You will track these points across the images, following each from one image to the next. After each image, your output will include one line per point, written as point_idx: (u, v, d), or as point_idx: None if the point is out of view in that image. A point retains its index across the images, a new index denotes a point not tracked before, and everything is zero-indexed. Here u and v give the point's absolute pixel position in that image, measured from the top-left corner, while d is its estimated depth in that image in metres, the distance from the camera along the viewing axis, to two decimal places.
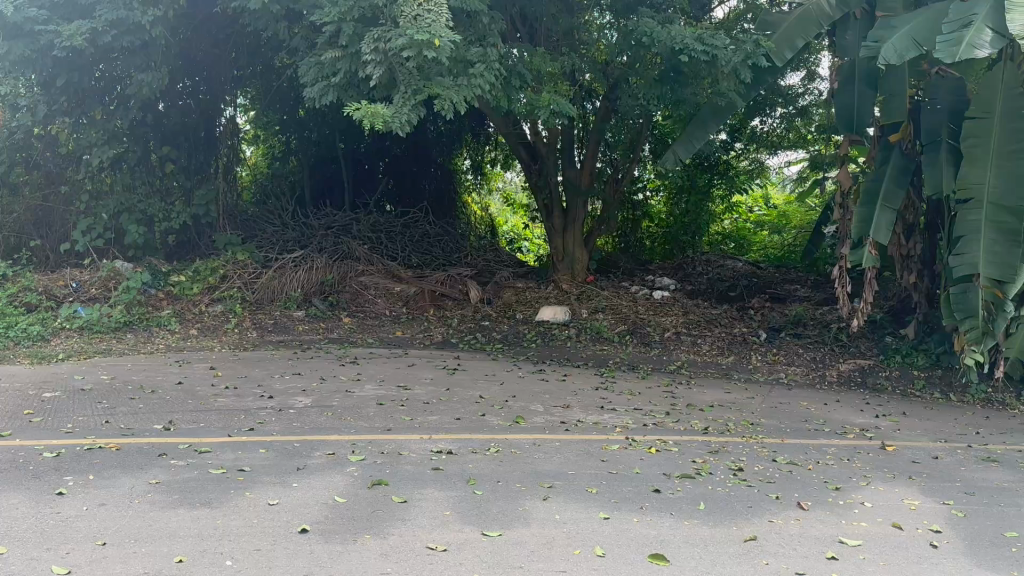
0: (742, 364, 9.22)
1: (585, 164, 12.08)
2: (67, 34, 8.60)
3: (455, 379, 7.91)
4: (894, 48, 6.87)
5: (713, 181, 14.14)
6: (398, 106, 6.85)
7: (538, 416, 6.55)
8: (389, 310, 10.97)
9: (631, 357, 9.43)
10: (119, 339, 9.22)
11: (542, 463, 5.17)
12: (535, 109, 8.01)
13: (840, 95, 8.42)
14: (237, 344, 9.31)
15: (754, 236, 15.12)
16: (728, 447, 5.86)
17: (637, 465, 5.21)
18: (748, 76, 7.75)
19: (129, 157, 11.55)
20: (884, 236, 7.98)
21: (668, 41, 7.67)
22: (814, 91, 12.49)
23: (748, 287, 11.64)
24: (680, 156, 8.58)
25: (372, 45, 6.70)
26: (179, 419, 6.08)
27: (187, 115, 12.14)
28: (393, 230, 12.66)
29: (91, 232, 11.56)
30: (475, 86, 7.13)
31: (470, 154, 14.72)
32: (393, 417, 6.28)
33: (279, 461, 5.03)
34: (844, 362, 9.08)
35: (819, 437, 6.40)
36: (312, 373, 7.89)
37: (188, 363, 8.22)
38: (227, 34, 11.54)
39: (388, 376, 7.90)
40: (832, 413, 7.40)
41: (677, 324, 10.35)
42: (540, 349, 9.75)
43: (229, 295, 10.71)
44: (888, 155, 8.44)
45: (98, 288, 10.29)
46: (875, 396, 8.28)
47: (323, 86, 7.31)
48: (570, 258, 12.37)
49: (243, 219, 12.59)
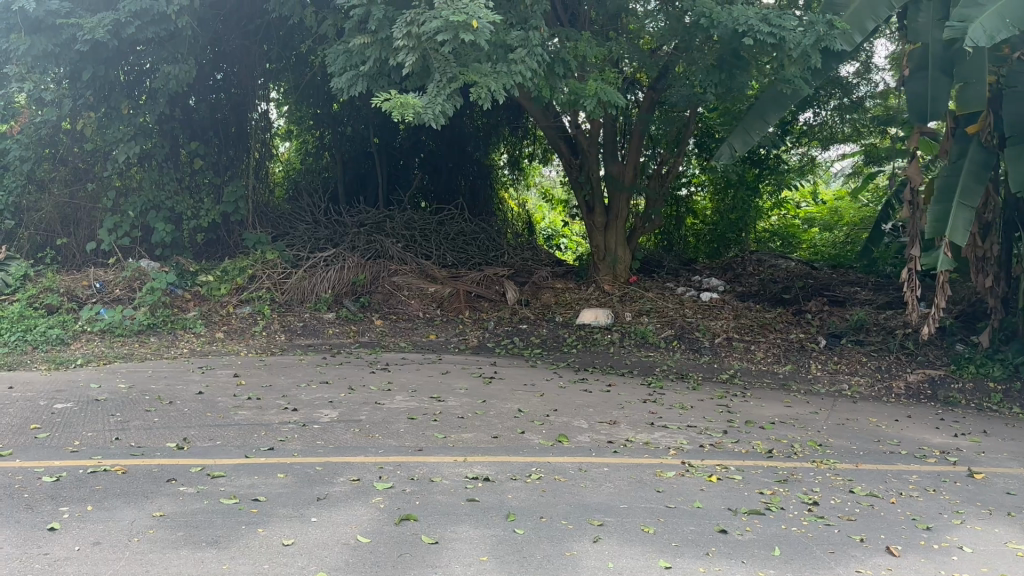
0: (800, 373, 8.58)
1: (628, 159, 11.43)
2: (88, 27, 8.08)
3: (491, 389, 7.39)
4: (984, 26, 6.13)
5: (763, 177, 13.27)
6: (432, 95, 6.35)
7: (582, 434, 5.99)
8: (422, 312, 10.49)
9: (679, 365, 8.82)
10: (142, 342, 8.84)
11: (589, 495, 4.61)
12: (580, 99, 7.45)
13: (914, 82, 7.70)
14: (264, 349, 8.88)
15: (804, 233, 14.51)
16: (798, 475, 5.26)
17: (697, 498, 4.64)
18: (818, 60, 7.04)
19: (157, 153, 11.19)
20: (960, 237, 7.24)
21: (730, 23, 7.05)
22: (870, 82, 11.76)
23: (804, 289, 10.91)
24: (736, 151, 7.91)
25: (404, 29, 6.18)
26: (194, 435, 5.63)
27: (218, 111, 11.89)
28: (428, 228, 12.15)
29: (117, 230, 11.18)
30: (515, 73, 6.59)
31: (508, 149, 14.18)
32: (425, 435, 5.76)
33: (299, 489, 4.55)
34: (912, 372, 8.39)
35: (895, 462, 5.76)
36: (340, 381, 7.40)
37: (211, 369, 7.80)
38: (257, 25, 11.10)
39: (420, 386, 7.37)
40: (906, 431, 6.74)
41: (728, 328, 9.72)
42: (582, 355, 9.19)
43: (257, 297, 10.28)
44: (965, 148, 7.73)
45: (123, 288, 9.94)
46: (949, 410, 7.58)
47: (352, 75, 6.87)
48: (612, 257, 11.70)
49: (273, 216, 12.19)
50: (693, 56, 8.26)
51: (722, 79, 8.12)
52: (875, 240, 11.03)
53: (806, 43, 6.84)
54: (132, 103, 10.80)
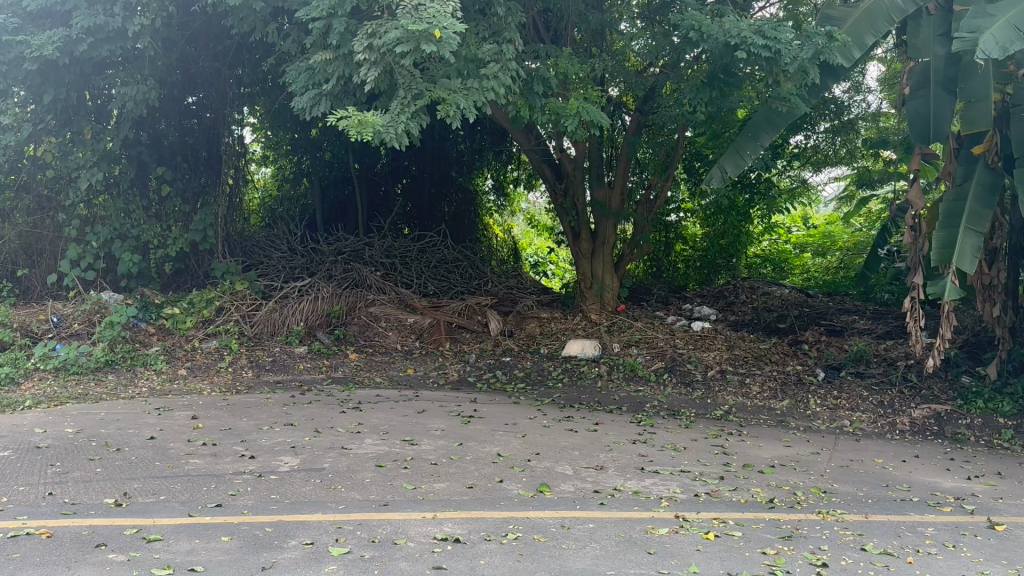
0: (799, 410, 8.11)
1: (616, 184, 11.03)
2: (36, 45, 7.59)
3: (470, 430, 6.86)
4: (994, 37, 5.72)
5: (752, 201, 12.82)
6: (395, 113, 6.00)
7: (566, 482, 5.47)
8: (401, 344, 9.99)
9: (671, 401, 8.33)
10: (98, 380, 8.30)
11: (572, 559, 4.10)
12: (561, 119, 7.04)
13: (914, 101, 7.25)
14: (228, 386, 8.33)
15: (796, 258, 14.16)
16: (804, 529, 4.78)
17: (693, 561, 4.14)
18: (816, 75, 6.69)
19: (123, 179, 10.70)
20: (968, 264, 6.83)
21: (721, 37, 6.67)
22: (859, 103, 11.46)
23: (800, 317, 10.43)
24: (728, 173, 7.41)
25: (364, 41, 5.78)
26: (136, 489, 5.10)
27: (188, 135, 11.43)
28: (409, 255, 11.69)
29: (80, 262, 10.65)
30: (487, 89, 6.22)
31: (492, 175, 13.76)
32: (393, 486, 5.24)
33: (243, 556, 4.02)
34: (916, 407, 7.93)
35: (908, 512, 5.27)
36: (307, 423, 6.85)
37: (170, 410, 7.26)
38: (226, 46, 10.68)
39: (393, 427, 6.84)
40: (914, 474, 6.27)
41: (721, 361, 9.24)
42: (568, 390, 8.68)
43: (224, 330, 9.76)
44: (969, 170, 7.31)
45: (82, 323, 9.42)
46: (958, 449, 7.12)
47: (314, 94, 6.45)
48: (600, 284, 11.22)
49: (246, 244, 11.65)
50: (683, 75, 7.90)
51: (715, 97, 7.73)
52: (872, 265, 10.61)
53: (803, 57, 6.47)
54: (95, 128, 10.32)
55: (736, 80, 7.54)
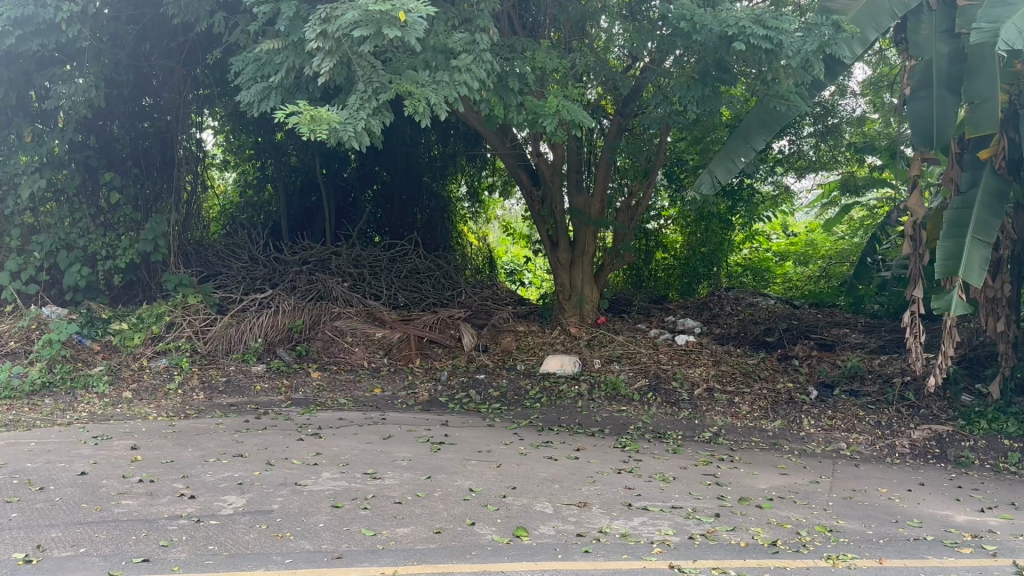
0: (792, 431, 7.59)
1: (596, 190, 10.46)
2: None
3: (439, 459, 6.26)
4: (1017, 26, 5.31)
5: (736, 207, 12.38)
6: (354, 108, 5.42)
7: (545, 524, 4.87)
8: (367, 361, 9.35)
9: (655, 422, 7.77)
10: (32, 405, 7.62)
11: None
12: (539, 119, 6.47)
13: (915, 101, 6.72)
14: (176, 410, 7.66)
15: (777, 267, 13.77)
16: None
17: None
18: (821, 69, 6.21)
19: (69, 183, 10.03)
20: (977, 277, 6.34)
21: (716, 26, 6.22)
22: (844, 108, 10.91)
23: (789, 331, 9.95)
24: (718, 179, 6.89)
25: (317, 27, 5.22)
26: (53, 539, 4.45)
27: (140, 137, 10.75)
28: (377, 265, 11.05)
29: (20, 274, 9.92)
30: (458, 83, 5.67)
31: (466, 180, 13.14)
32: (349, 532, 4.62)
33: None
34: (916, 428, 7.42)
35: (926, 554, 4.72)
36: (258, 454, 6.20)
37: (108, 439, 6.59)
38: (180, 43, 10.03)
39: (354, 457, 6.21)
40: (922, 506, 5.75)
41: (707, 377, 8.72)
42: (547, 411, 8.10)
43: (174, 348, 9.04)
44: (976, 176, 6.81)
45: (19, 340, 8.75)
46: (963, 474, 6.63)
47: (263, 87, 5.84)
48: (579, 296, 10.65)
49: (203, 254, 10.94)
50: (672, 73, 7.41)
51: (705, 96, 7.19)
52: None
53: (807, 48, 6.07)
54: (35, 129, 9.61)
55: (730, 67, 6.98)
